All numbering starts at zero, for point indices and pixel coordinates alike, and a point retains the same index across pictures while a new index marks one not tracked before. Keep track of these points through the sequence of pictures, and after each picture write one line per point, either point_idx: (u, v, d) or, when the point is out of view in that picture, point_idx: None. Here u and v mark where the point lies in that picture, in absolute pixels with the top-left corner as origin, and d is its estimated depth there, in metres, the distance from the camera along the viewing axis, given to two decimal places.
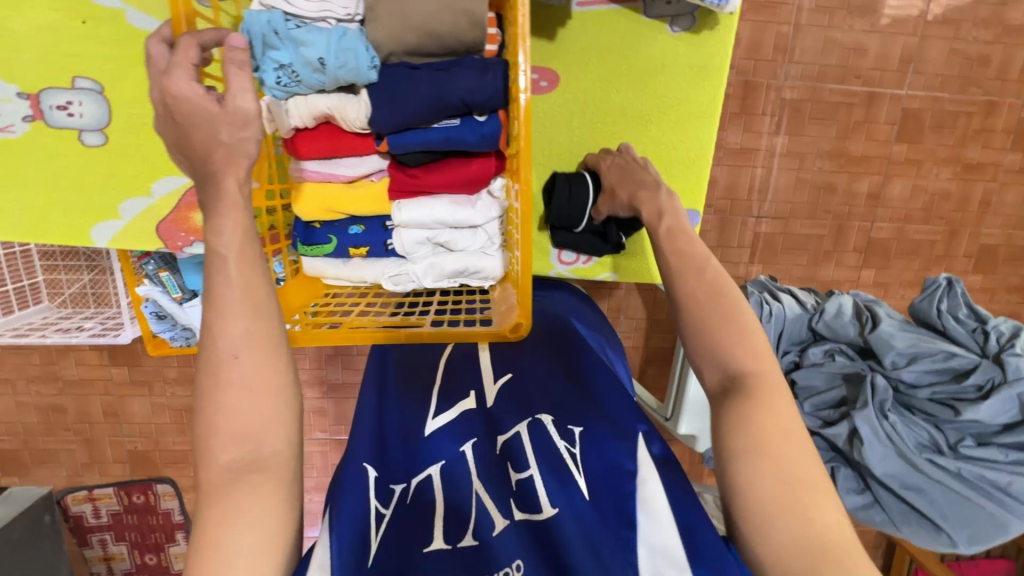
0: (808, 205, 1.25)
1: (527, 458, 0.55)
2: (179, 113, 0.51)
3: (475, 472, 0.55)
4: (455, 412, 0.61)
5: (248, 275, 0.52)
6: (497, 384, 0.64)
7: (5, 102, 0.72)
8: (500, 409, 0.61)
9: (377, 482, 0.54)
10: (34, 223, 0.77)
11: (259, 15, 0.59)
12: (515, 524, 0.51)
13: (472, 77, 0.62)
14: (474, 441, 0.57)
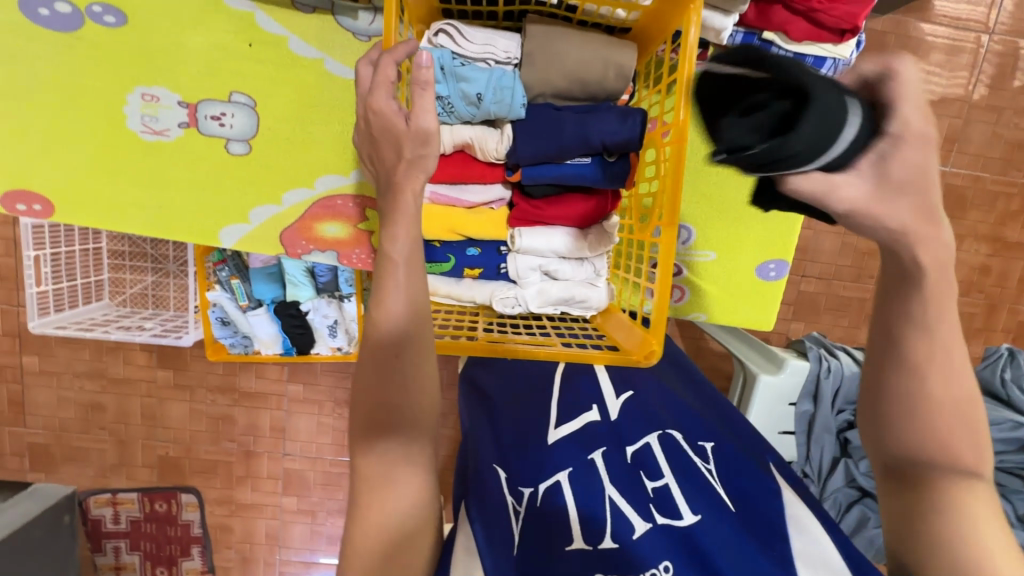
0: (853, 269, 1.40)
1: (662, 468, 0.61)
2: (376, 128, 0.58)
3: (609, 478, 0.60)
4: (579, 422, 0.67)
5: (412, 281, 0.56)
6: (619, 400, 0.70)
7: (165, 108, 0.78)
8: (627, 423, 0.66)
9: (508, 482, 0.62)
10: (169, 220, 0.82)
11: (432, 52, 0.66)
12: (657, 526, 0.56)
13: (612, 121, 0.68)
14: (604, 450, 0.63)
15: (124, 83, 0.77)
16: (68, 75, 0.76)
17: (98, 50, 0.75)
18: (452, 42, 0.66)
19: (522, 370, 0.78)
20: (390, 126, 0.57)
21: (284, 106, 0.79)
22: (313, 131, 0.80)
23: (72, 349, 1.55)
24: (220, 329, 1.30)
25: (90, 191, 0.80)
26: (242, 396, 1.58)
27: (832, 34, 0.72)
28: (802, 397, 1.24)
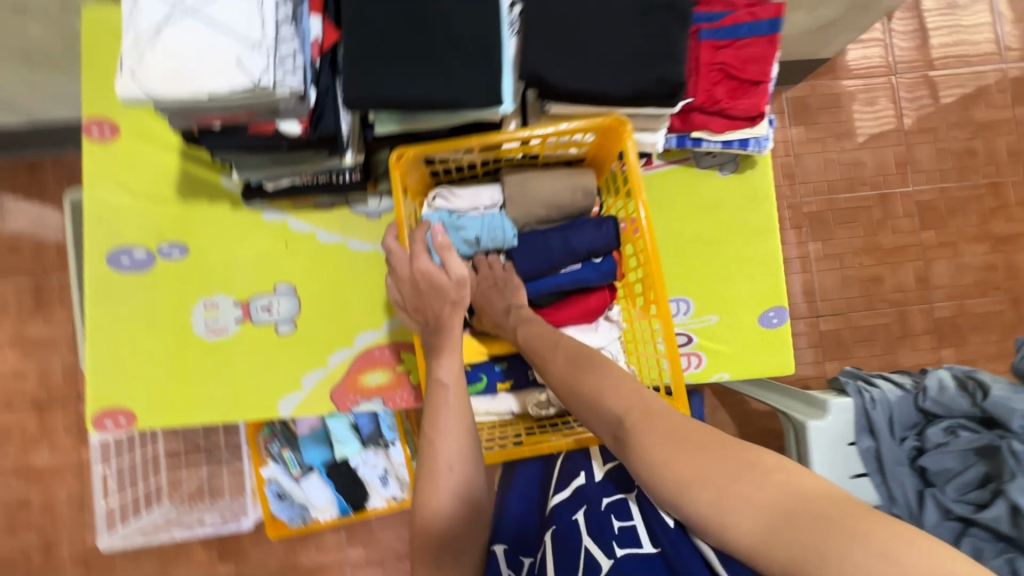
0: (863, 298, 1.75)
1: (632, 512, 0.62)
2: (421, 284, 0.72)
3: (585, 530, 0.62)
4: (570, 488, 0.70)
5: (458, 404, 0.65)
6: (606, 467, 0.71)
7: (224, 311, 0.93)
8: (606, 482, 0.69)
9: (505, 552, 0.67)
10: (235, 404, 0.92)
11: (433, 215, 0.81)
12: (618, 560, 0.57)
13: (591, 231, 0.81)
14: (585, 509, 0.65)
15: (189, 299, 0.93)
16: (144, 304, 0.92)
17: (167, 279, 0.93)
18: (448, 204, 0.82)
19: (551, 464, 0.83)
20: (434, 281, 0.71)
21: (319, 284, 0.94)
22: (347, 299, 0.94)
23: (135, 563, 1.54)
24: (279, 504, 1.35)
25: (166, 396, 0.91)
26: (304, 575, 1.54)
27: (745, 121, 0.87)
28: (859, 434, 1.22)
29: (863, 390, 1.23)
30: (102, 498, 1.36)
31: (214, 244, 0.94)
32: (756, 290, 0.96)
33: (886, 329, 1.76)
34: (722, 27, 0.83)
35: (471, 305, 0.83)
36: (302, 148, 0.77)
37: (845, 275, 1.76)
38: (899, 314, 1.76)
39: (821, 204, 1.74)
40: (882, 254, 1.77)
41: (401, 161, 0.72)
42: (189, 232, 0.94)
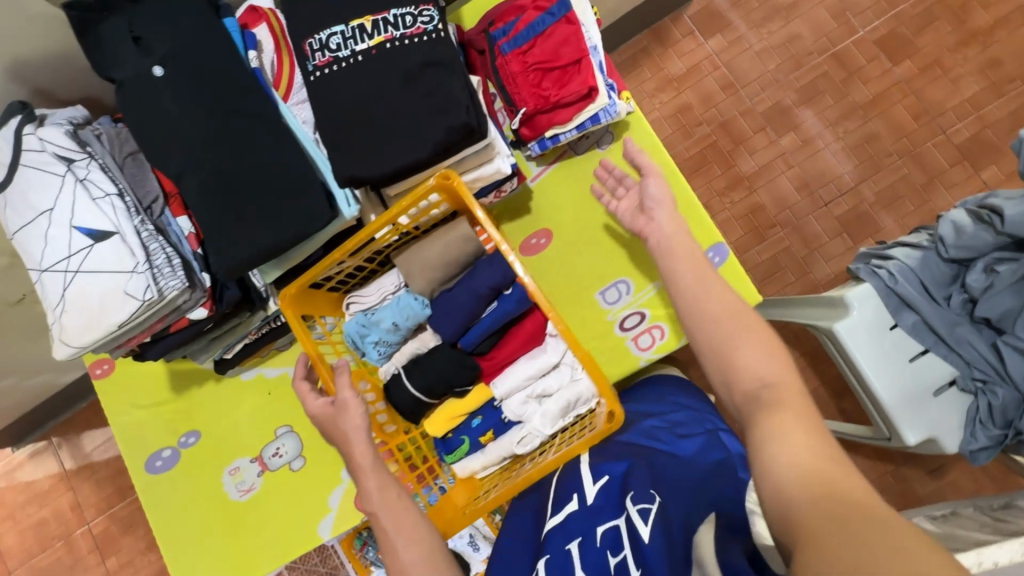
0: (866, 162, 1.60)
1: (620, 543, 0.71)
2: (325, 426, 0.77)
3: (580, 566, 0.71)
4: (562, 515, 0.80)
5: (396, 509, 0.70)
6: (594, 486, 0.81)
7: (246, 471, 1.04)
8: (597, 508, 0.78)
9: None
10: (286, 544, 1.02)
11: (352, 322, 0.88)
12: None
13: (486, 270, 0.84)
14: (578, 541, 0.75)
15: (216, 472, 1.05)
16: (187, 491, 1.06)
17: (195, 463, 1.06)
18: (361, 307, 0.89)
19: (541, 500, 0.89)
20: (329, 416, 0.76)
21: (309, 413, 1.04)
22: None
23: None
24: None
25: (231, 560, 1.03)
26: None
27: (584, 98, 0.86)
28: (897, 313, 1.11)
29: (876, 270, 1.13)
30: None
31: (217, 418, 1.07)
32: (685, 238, 0.94)
33: (906, 182, 1.59)
34: (516, 36, 0.87)
35: (418, 384, 0.86)
36: (226, 319, 0.89)
37: (836, 150, 1.62)
38: (914, 160, 1.58)
39: (776, 95, 1.64)
40: (865, 111, 1.61)
41: (289, 299, 0.78)
42: (195, 418, 1.07)
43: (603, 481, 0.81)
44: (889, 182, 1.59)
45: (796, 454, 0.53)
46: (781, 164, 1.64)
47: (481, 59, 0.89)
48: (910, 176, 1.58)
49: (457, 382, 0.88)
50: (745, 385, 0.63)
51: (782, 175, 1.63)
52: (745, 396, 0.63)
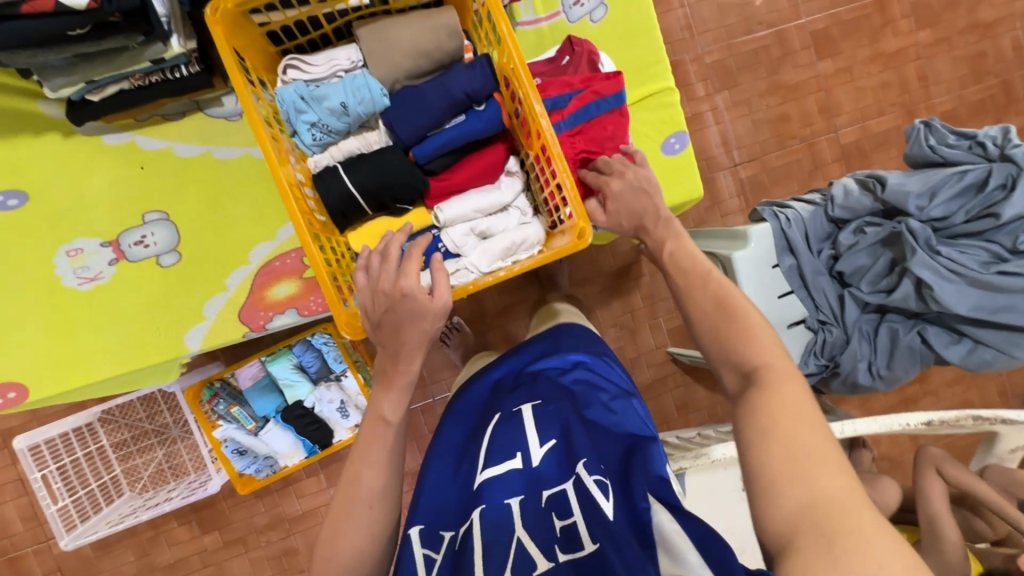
0: (774, 139, 1.84)
1: (570, 506, 0.66)
2: (402, 305, 0.64)
3: (521, 523, 0.67)
4: (502, 467, 0.74)
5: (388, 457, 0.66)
6: (542, 448, 0.75)
7: (92, 255, 0.83)
8: (544, 465, 0.73)
9: (423, 532, 0.73)
10: (137, 350, 0.84)
11: (286, 90, 0.72)
12: (558, 564, 0.61)
13: (464, 74, 0.75)
14: (520, 498, 0.70)
15: (48, 249, 0.82)
16: None
17: (13, 233, 0.81)
18: (302, 75, 0.73)
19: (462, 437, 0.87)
20: (415, 301, 0.64)
21: (194, 204, 0.85)
22: (230, 215, 0.86)
23: (117, 556, 1.62)
24: (241, 460, 1.40)
25: (50, 362, 0.82)
26: (292, 523, 1.67)
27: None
28: (781, 255, 1.26)
29: (777, 214, 1.28)
30: (48, 501, 1.36)
31: (58, 181, 0.82)
32: (655, 117, 0.94)
33: (798, 165, 1.87)
34: (559, 94, 0.82)
35: (357, 182, 0.75)
36: (105, 32, 0.66)
37: (755, 120, 1.83)
38: (808, 148, 1.87)
39: (721, 52, 1.79)
40: (786, 92, 1.84)
41: (221, 17, 0.60)
42: (23, 176, 0.81)
43: (551, 445, 0.75)
44: (786, 161, 1.86)
45: (788, 447, 0.54)
46: (709, 118, 1.81)
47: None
48: (800, 162, 1.87)
49: (403, 198, 0.79)
50: (729, 366, 0.65)
51: (708, 130, 1.81)
52: (734, 380, 0.64)
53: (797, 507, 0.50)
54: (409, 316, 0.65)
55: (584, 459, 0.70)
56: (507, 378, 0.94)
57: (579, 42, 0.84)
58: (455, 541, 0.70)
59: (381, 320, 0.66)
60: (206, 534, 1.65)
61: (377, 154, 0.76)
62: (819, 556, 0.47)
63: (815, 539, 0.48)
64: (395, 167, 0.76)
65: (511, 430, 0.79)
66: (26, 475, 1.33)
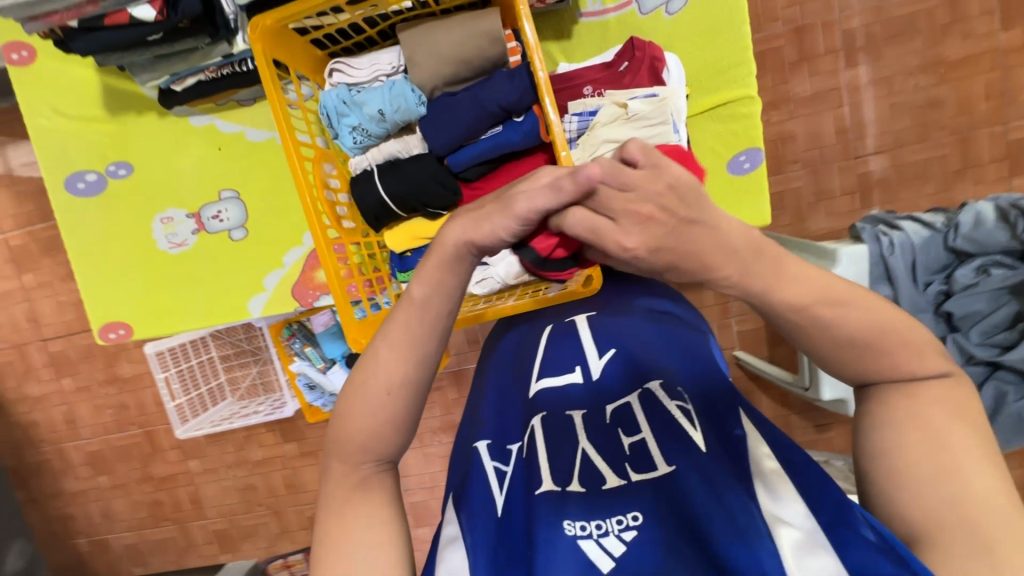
0: (915, 130, 1.53)
1: (637, 423, 0.63)
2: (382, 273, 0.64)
3: (584, 435, 0.64)
4: (560, 378, 0.72)
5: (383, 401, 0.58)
6: (601, 359, 0.73)
7: (180, 224, 0.96)
8: (607, 382, 0.70)
9: (490, 446, 0.70)
10: (211, 312, 0.98)
11: (330, 94, 0.74)
12: (631, 482, 0.58)
13: (502, 84, 0.71)
14: (583, 412, 0.67)
15: (147, 214, 0.96)
16: (108, 225, 0.97)
17: (123, 199, 0.96)
18: (346, 79, 0.75)
19: (517, 357, 0.82)
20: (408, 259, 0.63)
21: (260, 185, 0.94)
22: (291, 196, 0.94)
23: (220, 446, 1.98)
24: (311, 393, 1.61)
25: (148, 311, 0.99)
26: None
27: None
28: (874, 283, 1.10)
29: (879, 236, 1.10)
30: (168, 397, 1.67)
31: (154, 155, 0.94)
32: (727, 129, 0.84)
33: (941, 162, 1.55)
34: None
35: (388, 188, 0.77)
36: (178, 36, 0.72)
37: (894, 104, 1.53)
38: (961, 142, 1.54)
39: (867, 17, 1.48)
40: (946, 70, 1.50)
41: (261, 33, 0.63)
42: (130, 150, 0.94)
43: (611, 354, 0.73)
44: (925, 156, 1.55)
45: (930, 446, 0.50)
46: (834, 98, 1.54)
47: (574, 97, 0.77)
48: (946, 158, 1.55)
49: (434, 204, 0.79)
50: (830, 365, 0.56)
51: (831, 112, 1.55)
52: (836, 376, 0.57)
53: (928, 512, 0.49)
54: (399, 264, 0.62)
55: (659, 375, 0.67)
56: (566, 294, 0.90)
57: (642, 45, 0.76)
58: (523, 452, 0.67)
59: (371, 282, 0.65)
60: (286, 442, 1.94)
61: (409, 160, 0.78)
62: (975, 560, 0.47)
63: (957, 533, 0.48)
64: (426, 171, 0.77)
65: (572, 344, 0.77)
66: (153, 374, 1.64)
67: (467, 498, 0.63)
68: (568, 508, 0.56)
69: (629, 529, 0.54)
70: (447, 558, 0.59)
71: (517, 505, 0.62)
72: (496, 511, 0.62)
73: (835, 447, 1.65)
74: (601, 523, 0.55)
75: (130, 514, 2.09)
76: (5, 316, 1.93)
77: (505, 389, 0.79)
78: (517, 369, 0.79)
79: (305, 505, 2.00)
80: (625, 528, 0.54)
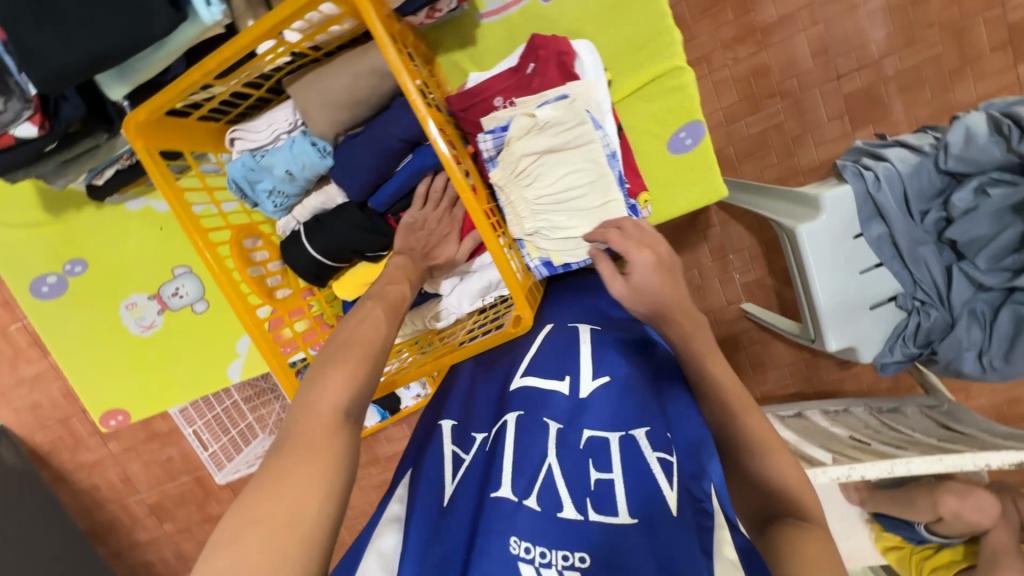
0: (900, 34, 1.39)
1: (610, 461, 0.61)
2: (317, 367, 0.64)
3: (560, 468, 0.61)
4: (548, 386, 0.70)
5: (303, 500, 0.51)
6: (594, 382, 0.69)
7: (145, 307, 0.97)
8: (591, 404, 0.67)
9: (456, 431, 0.71)
10: (195, 387, 1.01)
11: (234, 164, 0.71)
12: (588, 520, 0.57)
13: (400, 118, 0.68)
14: (558, 426, 0.65)
15: (112, 304, 0.98)
16: (74, 323, 0.97)
17: (83, 294, 0.97)
18: (248, 145, 0.72)
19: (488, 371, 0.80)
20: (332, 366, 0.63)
21: None
22: None
23: None
24: None
25: (136, 394, 1.02)
26: (386, 462, 1.95)
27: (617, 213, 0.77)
28: (866, 223, 1.01)
29: (862, 172, 1.01)
30: (201, 448, 1.75)
31: (103, 246, 0.95)
32: (662, 107, 0.78)
33: (935, 63, 1.41)
34: None
35: (319, 247, 0.76)
36: (73, 140, 0.73)
37: (873, 9, 1.39)
38: (954, 37, 1.39)
39: None
40: None
41: (138, 128, 0.61)
42: (79, 246, 0.95)
43: (605, 381, 0.69)
44: (916, 61, 1.41)
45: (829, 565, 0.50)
46: (805, 17, 1.41)
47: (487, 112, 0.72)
48: (940, 58, 1.40)
49: (369, 248, 0.77)
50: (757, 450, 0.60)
51: (804, 33, 1.42)
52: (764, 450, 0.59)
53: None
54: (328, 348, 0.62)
55: (649, 424, 0.64)
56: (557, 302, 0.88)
57: (543, 43, 0.70)
58: (485, 444, 0.68)
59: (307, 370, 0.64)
60: None
61: (330, 214, 0.76)
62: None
63: None
64: (349, 223, 0.75)
65: (565, 357, 0.73)
66: (181, 430, 1.72)
67: (421, 488, 0.66)
68: (517, 522, 0.57)
69: (575, 568, 0.54)
70: (382, 536, 0.64)
71: (465, 499, 0.63)
72: (442, 499, 0.64)
73: (862, 384, 1.59)
74: (547, 552, 0.55)
75: (199, 553, 2.23)
76: (43, 396, 2.02)
77: (478, 379, 0.79)
78: (502, 356, 0.80)
79: (354, 520, 2.09)
80: (570, 565, 0.54)
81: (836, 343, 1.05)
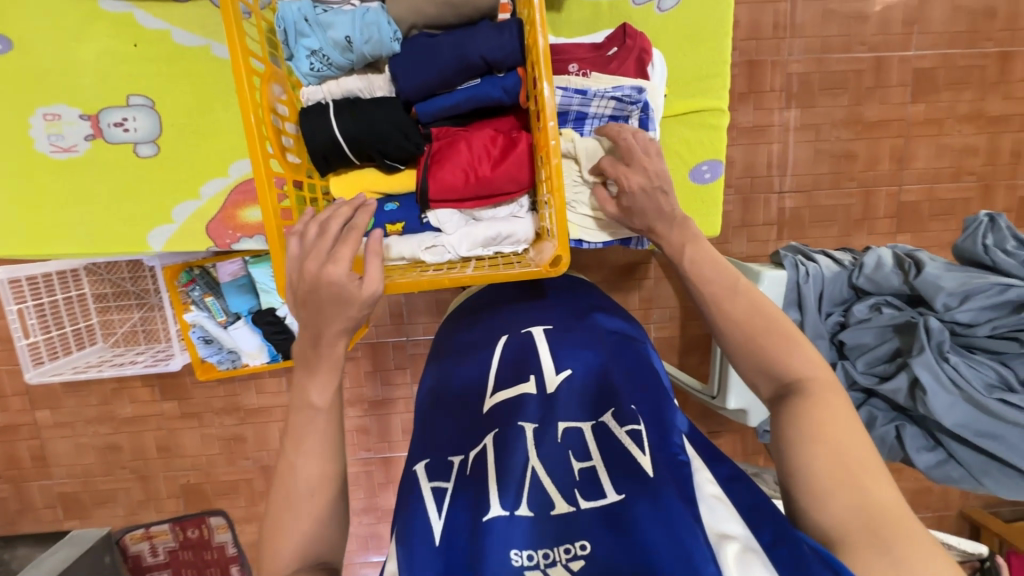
0: (831, 176, 1.70)
1: (589, 449, 0.67)
2: (321, 283, 0.58)
3: (537, 458, 0.66)
4: (516, 391, 0.76)
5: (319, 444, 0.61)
6: (558, 376, 0.77)
7: (72, 124, 0.97)
8: (560, 398, 0.74)
9: (432, 466, 0.72)
10: (99, 233, 1.01)
11: (292, 7, 0.67)
12: (580, 509, 0.61)
13: (488, 36, 0.66)
14: (535, 425, 0.70)
15: (33, 105, 0.96)
16: None
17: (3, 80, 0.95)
18: None
19: (471, 371, 0.83)
20: (336, 288, 0.58)
21: (185, 96, 0.97)
22: (219, 118, 0.99)
23: (81, 397, 1.71)
24: (206, 348, 1.44)
25: (14, 219, 1.00)
26: (247, 414, 1.73)
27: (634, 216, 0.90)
28: (786, 307, 1.20)
29: (799, 264, 1.20)
30: (20, 334, 1.42)
31: (53, 41, 0.94)
32: (693, 135, 0.92)
33: (847, 210, 1.73)
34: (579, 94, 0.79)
35: (344, 128, 0.69)
36: None
37: (818, 149, 1.69)
38: (865, 194, 1.72)
39: (808, 64, 1.61)
40: (862, 128, 1.68)
41: None
42: (18, 28, 0.93)
43: (567, 374, 0.77)
44: (835, 202, 1.73)
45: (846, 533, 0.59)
46: (771, 133, 1.66)
47: (559, 72, 0.82)
48: (852, 206, 1.73)
49: (392, 155, 0.73)
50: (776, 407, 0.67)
51: (766, 145, 1.67)
52: (771, 392, 0.70)
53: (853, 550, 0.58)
54: (330, 300, 0.58)
55: (614, 405, 0.72)
56: (523, 309, 0.96)
57: (633, 35, 0.81)
58: (464, 468, 0.70)
59: (306, 297, 0.59)
60: (165, 400, 1.73)
61: (370, 102, 0.71)
62: (876, 558, 0.56)
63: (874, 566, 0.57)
64: (387, 119, 0.70)
65: (526, 359, 0.82)
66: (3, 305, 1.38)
67: (410, 526, 0.65)
68: (513, 536, 0.59)
69: (578, 557, 0.57)
70: None
71: (458, 525, 0.64)
72: (435, 538, 0.63)
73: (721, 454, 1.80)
74: (548, 552, 0.58)
75: None
76: None
77: (453, 410, 0.80)
78: (471, 376, 0.84)
79: (180, 472, 1.80)
80: (574, 556, 0.57)
81: (734, 403, 1.26)
